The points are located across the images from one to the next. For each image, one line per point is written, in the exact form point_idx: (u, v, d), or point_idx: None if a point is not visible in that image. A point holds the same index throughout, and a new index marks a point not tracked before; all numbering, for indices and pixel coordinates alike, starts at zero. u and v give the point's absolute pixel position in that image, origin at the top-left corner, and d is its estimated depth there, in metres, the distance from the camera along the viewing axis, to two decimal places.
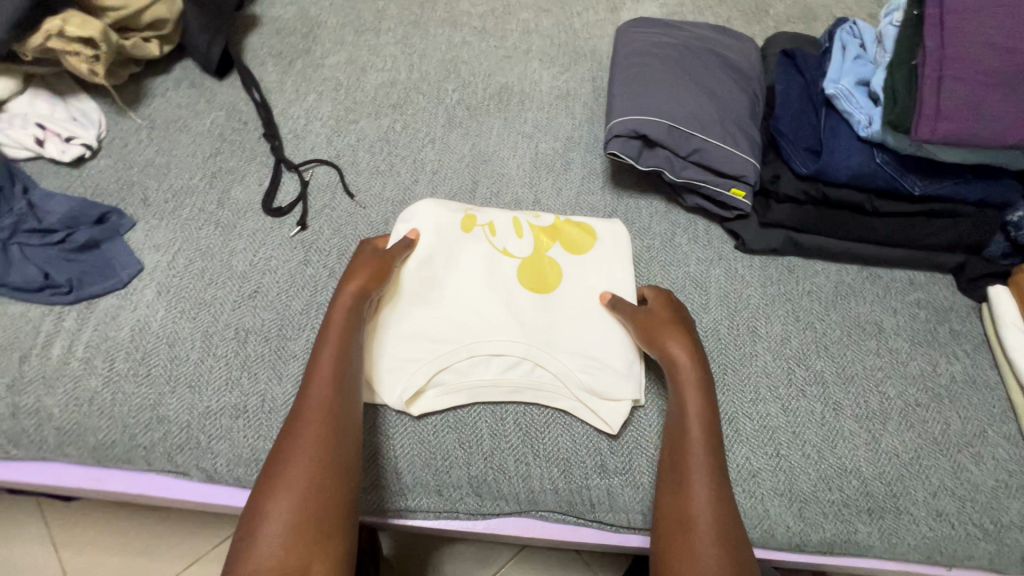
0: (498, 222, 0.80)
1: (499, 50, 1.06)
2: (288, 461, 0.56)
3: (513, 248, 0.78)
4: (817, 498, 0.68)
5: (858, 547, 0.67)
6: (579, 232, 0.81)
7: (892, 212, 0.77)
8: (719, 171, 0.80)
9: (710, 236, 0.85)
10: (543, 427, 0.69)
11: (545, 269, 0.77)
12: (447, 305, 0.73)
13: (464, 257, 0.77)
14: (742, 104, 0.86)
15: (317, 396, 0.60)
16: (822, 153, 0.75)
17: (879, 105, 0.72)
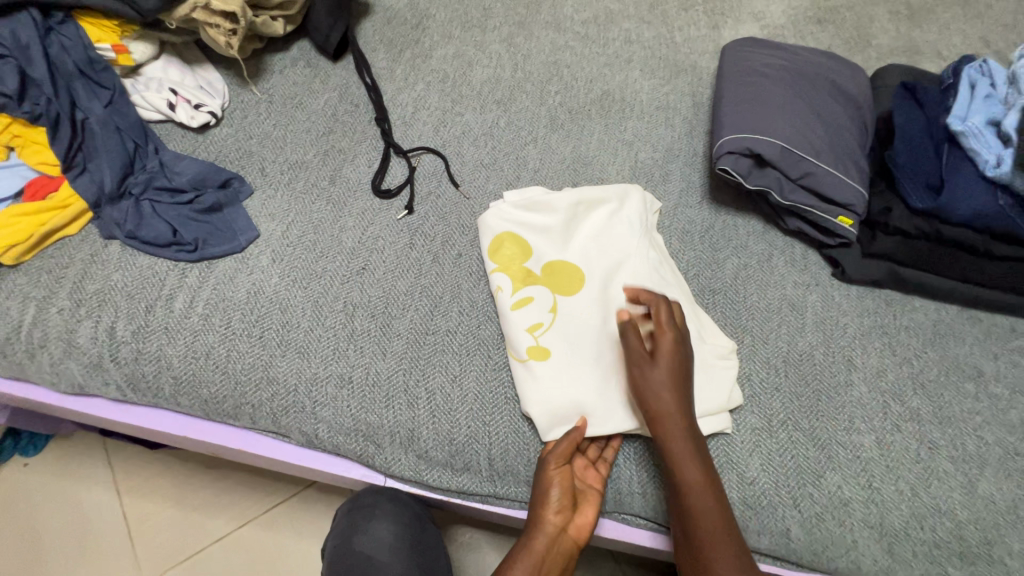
0: (519, 306, 0.74)
1: (601, 57, 1.07)
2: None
3: (559, 305, 0.74)
4: (909, 535, 0.67)
5: None
6: (520, 245, 0.79)
7: (1005, 256, 0.76)
8: (828, 197, 0.80)
9: (807, 261, 0.84)
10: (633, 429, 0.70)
11: (564, 275, 0.77)
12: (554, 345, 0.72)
13: (517, 314, 0.73)
14: (853, 133, 0.86)
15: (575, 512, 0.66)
16: (941, 189, 0.74)
17: (1010, 147, 0.71)
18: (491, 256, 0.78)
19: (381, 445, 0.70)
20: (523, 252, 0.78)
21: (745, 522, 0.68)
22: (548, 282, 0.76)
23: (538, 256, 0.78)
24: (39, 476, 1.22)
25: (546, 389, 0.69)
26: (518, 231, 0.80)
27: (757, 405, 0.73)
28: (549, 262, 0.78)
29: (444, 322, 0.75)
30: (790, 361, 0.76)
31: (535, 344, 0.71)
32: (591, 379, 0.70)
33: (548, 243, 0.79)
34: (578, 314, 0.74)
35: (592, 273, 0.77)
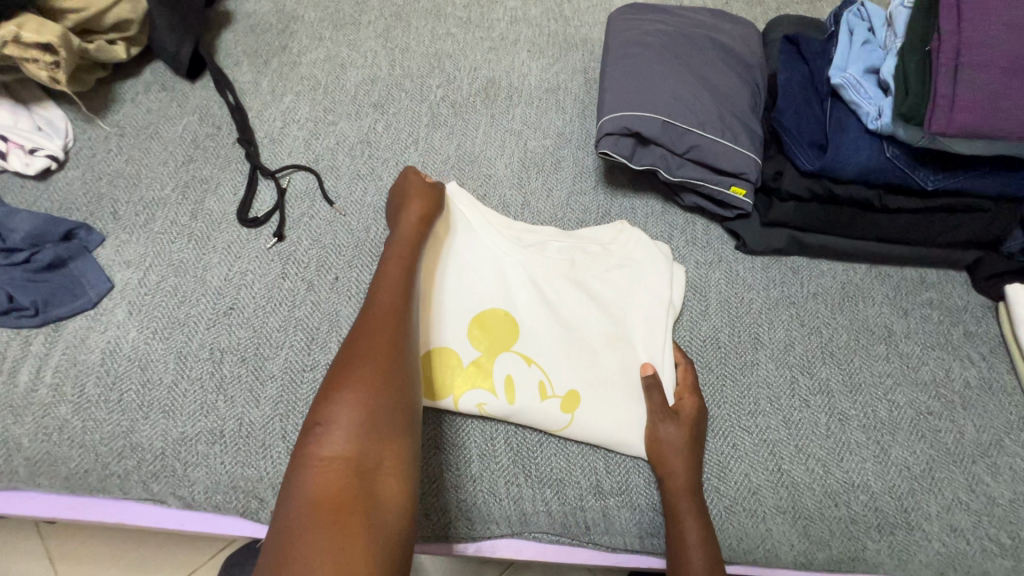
0: (514, 395, 0.65)
1: (485, 41, 1.01)
2: (349, 387, 0.52)
3: (528, 351, 0.68)
4: (823, 515, 0.65)
5: (867, 564, 0.65)
6: (430, 355, 0.66)
7: (902, 208, 0.72)
8: (718, 169, 0.75)
9: (709, 237, 0.80)
10: (535, 442, 0.66)
11: (492, 327, 0.68)
12: (566, 368, 0.67)
13: (523, 400, 0.65)
14: (742, 95, 0.81)
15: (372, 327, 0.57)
16: (827, 147, 0.70)
17: (889, 95, 0.67)
18: (434, 399, 0.65)
19: (264, 500, 0.64)
20: (447, 356, 0.66)
21: (657, 528, 0.64)
22: (495, 352, 0.67)
23: (458, 345, 0.67)
24: None
25: (608, 422, 0.65)
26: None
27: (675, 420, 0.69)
28: (470, 338, 0.68)
29: (323, 355, 0.70)
30: (695, 349, 0.72)
31: (564, 397, 0.65)
32: (612, 357, 0.68)
33: (453, 323, 0.68)
34: (545, 336, 0.68)
35: (509, 302, 0.70)
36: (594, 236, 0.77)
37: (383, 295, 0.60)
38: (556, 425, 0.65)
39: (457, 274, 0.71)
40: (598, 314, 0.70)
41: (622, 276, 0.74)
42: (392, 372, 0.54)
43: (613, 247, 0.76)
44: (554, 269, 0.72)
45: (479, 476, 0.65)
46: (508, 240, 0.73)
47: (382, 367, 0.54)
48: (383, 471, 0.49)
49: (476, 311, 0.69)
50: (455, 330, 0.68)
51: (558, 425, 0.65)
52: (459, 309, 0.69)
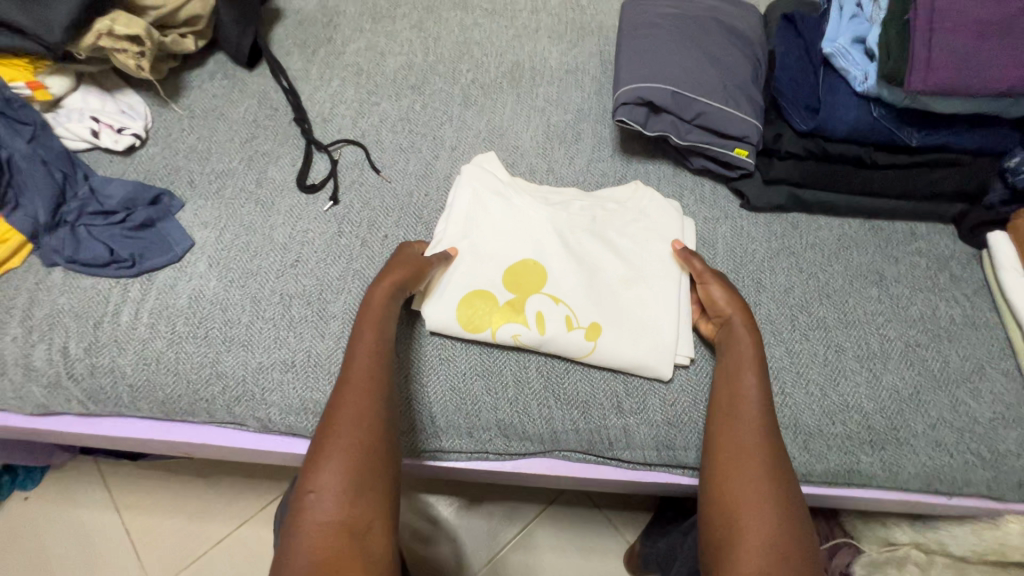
0: (545, 326, 0.74)
1: (509, 30, 1.11)
2: (335, 452, 0.61)
3: (556, 291, 0.77)
4: (821, 431, 0.73)
5: (861, 476, 0.73)
6: (470, 295, 0.76)
7: (890, 163, 0.81)
8: (723, 133, 0.84)
9: (716, 196, 0.89)
10: (562, 370, 0.75)
11: (523, 273, 0.78)
12: (590, 305, 0.76)
13: (553, 331, 0.74)
14: (744, 68, 0.90)
15: (354, 389, 0.65)
16: (819, 110, 0.79)
17: (874, 61, 0.74)
18: (475, 331, 0.75)
19: None
20: (485, 296, 0.76)
21: (672, 442, 0.73)
22: (527, 292, 0.77)
23: (495, 288, 0.77)
24: (39, 505, 1.22)
25: (627, 349, 0.74)
26: (450, 299, 0.76)
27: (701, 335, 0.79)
28: (505, 281, 0.77)
29: None
30: None
31: (588, 328, 0.74)
32: (630, 297, 0.78)
33: (489, 269, 0.78)
34: (570, 278, 0.77)
35: (537, 251, 0.79)
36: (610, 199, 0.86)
37: (356, 372, 0.67)
38: (584, 352, 0.74)
39: (492, 227, 0.81)
40: (616, 261, 0.80)
41: (637, 231, 0.83)
42: (370, 443, 0.62)
43: (628, 206, 0.85)
44: (577, 223, 0.82)
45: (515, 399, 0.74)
46: (535, 199, 0.83)
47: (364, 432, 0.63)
48: (370, 529, 0.58)
49: (509, 261, 0.79)
50: (492, 274, 0.78)
51: (584, 352, 0.74)
52: (494, 256, 0.79)
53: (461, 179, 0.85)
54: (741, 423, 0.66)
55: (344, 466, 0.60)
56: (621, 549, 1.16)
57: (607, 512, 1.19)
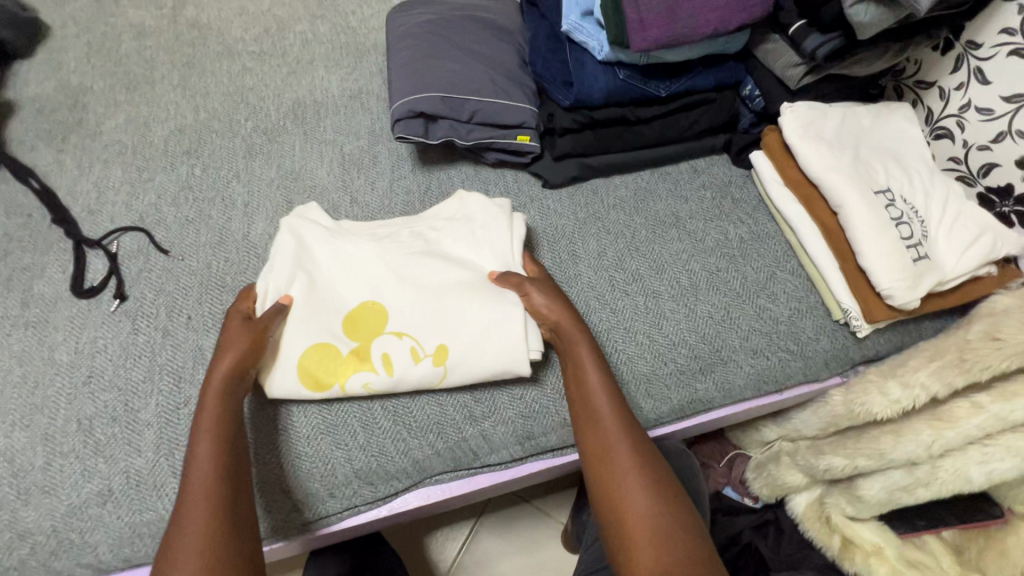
0: (392, 366, 0.72)
1: (283, 67, 1.06)
2: (184, 548, 0.53)
3: (399, 326, 0.75)
4: (657, 375, 0.78)
5: (702, 403, 0.79)
6: (312, 351, 0.72)
7: (652, 116, 0.87)
8: (502, 125, 0.87)
9: (519, 183, 0.92)
10: (412, 404, 0.74)
11: (365, 317, 0.75)
12: (438, 327, 0.74)
13: (401, 369, 0.72)
14: (509, 57, 0.93)
15: (201, 475, 0.58)
16: (573, 83, 0.83)
17: (602, 30, 0.79)
18: (321, 389, 0.71)
19: None
20: (326, 349, 0.72)
21: (530, 431, 0.75)
22: (369, 336, 0.74)
23: (336, 338, 0.73)
24: None
25: (480, 360, 0.72)
26: (285, 362, 0.71)
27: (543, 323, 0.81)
28: (344, 329, 0.74)
29: (194, 388, 0.73)
30: None
31: (433, 356, 0.72)
32: (477, 303, 0.75)
33: (322, 321, 0.74)
34: (412, 309, 0.75)
35: (374, 290, 0.77)
36: (438, 215, 0.85)
37: (200, 459, 0.59)
38: (441, 375, 0.72)
39: (319, 280, 0.77)
40: (459, 274, 0.78)
41: (472, 235, 0.81)
42: (227, 527, 0.55)
43: (460, 215, 0.83)
44: (409, 249, 0.80)
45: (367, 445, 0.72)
46: (364, 238, 0.80)
47: (221, 516, 0.56)
48: None
49: (347, 307, 0.76)
50: (330, 324, 0.74)
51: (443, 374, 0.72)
52: (330, 306, 0.76)
53: (284, 230, 0.79)
54: (597, 424, 0.66)
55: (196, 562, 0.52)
56: (556, 533, 1.18)
57: (534, 501, 1.20)
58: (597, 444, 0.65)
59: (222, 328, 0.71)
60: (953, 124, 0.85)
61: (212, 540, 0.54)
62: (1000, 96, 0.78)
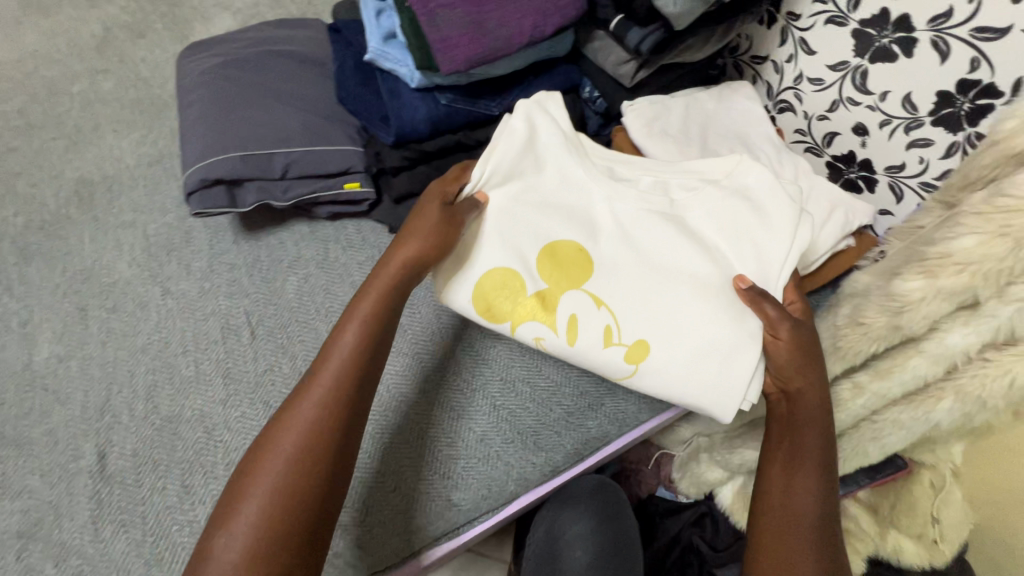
0: (574, 334, 0.67)
1: (59, 140, 0.88)
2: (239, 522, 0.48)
3: (598, 292, 0.67)
4: (544, 424, 0.71)
5: (597, 440, 0.73)
6: (496, 274, 0.67)
7: (492, 136, 0.78)
8: (323, 175, 0.76)
9: (362, 235, 0.81)
10: (405, 447, 0.67)
11: (567, 254, 0.68)
12: (632, 301, 0.67)
13: (625, 326, 0.67)
14: (321, 92, 0.80)
15: (302, 416, 0.52)
16: (390, 118, 0.72)
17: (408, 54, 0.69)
18: (496, 322, 0.67)
19: None
20: (541, 270, 0.68)
21: (413, 525, 0.65)
22: (563, 288, 0.68)
23: (527, 272, 0.67)
24: None
25: (676, 356, 0.66)
26: (471, 274, 0.66)
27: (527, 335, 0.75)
28: (541, 267, 0.68)
29: None
30: None
31: (630, 347, 0.67)
32: (669, 300, 0.67)
33: (576, 236, 0.68)
34: (637, 271, 0.68)
35: (596, 230, 0.69)
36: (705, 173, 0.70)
37: (335, 357, 0.55)
38: (591, 355, 0.67)
39: (554, 195, 0.68)
40: (695, 252, 0.67)
41: (742, 221, 0.68)
42: (284, 515, 0.48)
43: (743, 184, 0.69)
44: (652, 205, 0.69)
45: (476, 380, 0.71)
46: (601, 172, 0.69)
47: (311, 461, 0.50)
48: None
49: (552, 236, 0.68)
50: (525, 249, 0.67)
51: (591, 346, 0.67)
52: (557, 230, 0.68)
53: (520, 114, 0.68)
54: (793, 534, 0.58)
55: (252, 542, 0.47)
56: None
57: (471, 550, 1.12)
58: (778, 520, 0.59)
59: (420, 199, 0.63)
60: (792, 97, 0.83)
61: (280, 507, 0.48)
62: (826, 65, 0.76)
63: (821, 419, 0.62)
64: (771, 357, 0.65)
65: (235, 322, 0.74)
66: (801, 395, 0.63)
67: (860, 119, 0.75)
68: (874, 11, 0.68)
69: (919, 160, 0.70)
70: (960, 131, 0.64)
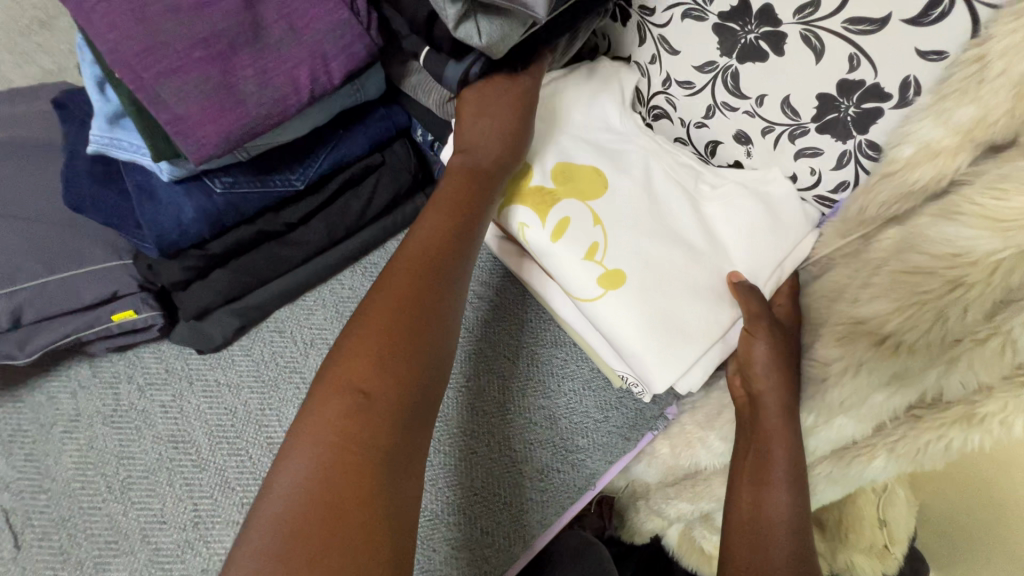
0: (560, 235, 0.58)
1: None
2: (374, 356, 0.43)
3: (607, 212, 0.59)
4: (464, 542, 0.60)
5: (529, 542, 0.63)
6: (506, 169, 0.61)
7: (306, 214, 0.62)
8: (75, 310, 0.57)
9: (164, 364, 0.62)
10: (487, 426, 0.63)
11: (582, 176, 0.61)
12: (628, 228, 0.59)
13: (607, 251, 0.57)
14: (58, 190, 0.60)
15: (415, 270, 0.48)
16: (145, 226, 0.54)
17: (141, 142, 0.51)
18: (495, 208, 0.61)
19: None
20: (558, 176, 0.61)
21: None
22: (577, 194, 0.60)
23: (542, 167, 0.61)
24: None
25: (661, 304, 0.56)
26: None
27: (541, 361, 0.66)
28: (556, 173, 0.61)
29: None
30: (204, 514, 0.56)
31: (606, 272, 0.57)
32: (664, 249, 0.58)
33: (603, 162, 0.62)
34: (640, 210, 0.60)
35: (622, 167, 0.62)
36: (737, 178, 0.63)
37: (426, 237, 0.50)
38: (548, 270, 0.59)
39: (596, 133, 0.65)
40: (698, 230, 0.60)
41: (739, 217, 0.60)
42: (389, 404, 0.42)
43: (761, 195, 0.61)
44: (679, 172, 0.62)
45: (436, 439, 0.61)
46: (630, 130, 0.66)
47: (401, 363, 0.43)
48: (396, 490, 0.41)
49: (577, 157, 0.62)
50: (550, 154, 0.62)
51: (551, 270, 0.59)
52: (596, 150, 0.63)
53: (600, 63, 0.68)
54: (764, 553, 0.52)
55: (321, 450, 0.40)
56: None
57: None
58: (751, 530, 0.53)
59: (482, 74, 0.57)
60: (665, 102, 0.69)
61: (395, 395, 0.42)
62: (693, 66, 0.62)
63: (778, 424, 0.53)
64: (751, 360, 0.55)
65: None
66: (765, 398, 0.53)
67: (741, 126, 0.62)
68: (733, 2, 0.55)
69: (811, 172, 0.59)
70: (850, 138, 0.54)
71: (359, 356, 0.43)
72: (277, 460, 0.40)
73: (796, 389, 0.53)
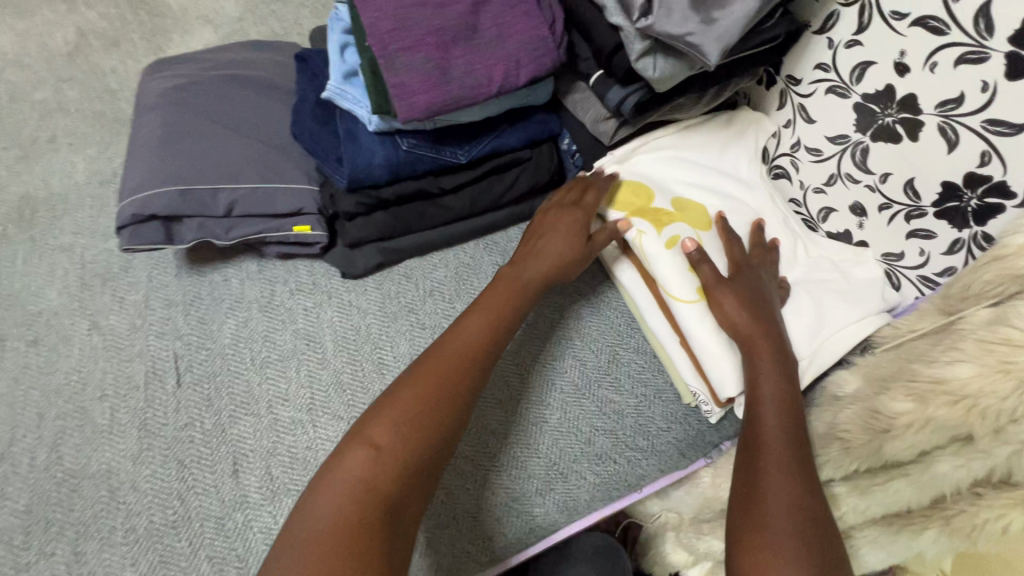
0: (670, 244, 0.67)
1: (12, 150, 0.83)
2: (412, 405, 0.52)
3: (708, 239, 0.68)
4: (493, 502, 0.65)
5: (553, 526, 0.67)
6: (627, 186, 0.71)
7: (458, 185, 0.73)
8: (271, 215, 0.71)
9: (312, 278, 0.75)
10: (547, 407, 0.69)
11: (694, 209, 0.71)
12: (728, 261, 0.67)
13: None
14: (285, 125, 0.76)
15: (473, 331, 0.58)
16: (344, 160, 0.67)
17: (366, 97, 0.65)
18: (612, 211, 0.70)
19: None
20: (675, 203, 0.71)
21: None
22: (684, 219, 0.69)
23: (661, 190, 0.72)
24: None
25: None
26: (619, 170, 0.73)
27: (618, 364, 0.73)
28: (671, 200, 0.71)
29: None
30: (318, 402, 0.67)
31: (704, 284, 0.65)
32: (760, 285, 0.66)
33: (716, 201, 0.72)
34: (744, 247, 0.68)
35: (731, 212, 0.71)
36: (833, 252, 0.70)
37: (487, 306, 0.60)
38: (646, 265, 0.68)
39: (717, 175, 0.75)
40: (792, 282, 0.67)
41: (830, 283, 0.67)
42: (394, 466, 0.49)
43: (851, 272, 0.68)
44: (783, 229, 0.71)
45: (516, 401, 0.69)
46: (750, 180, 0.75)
47: (442, 413, 0.52)
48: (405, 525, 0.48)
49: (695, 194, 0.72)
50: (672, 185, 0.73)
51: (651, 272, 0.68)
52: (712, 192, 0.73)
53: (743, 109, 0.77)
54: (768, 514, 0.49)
55: (361, 471, 0.48)
56: None
57: None
58: (750, 519, 0.50)
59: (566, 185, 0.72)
60: (788, 163, 0.75)
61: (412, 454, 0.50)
62: (825, 136, 0.69)
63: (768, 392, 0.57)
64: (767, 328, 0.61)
65: (160, 366, 0.68)
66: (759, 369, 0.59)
67: (858, 198, 0.68)
68: (879, 86, 0.61)
69: (919, 253, 0.63)
70: (966, 228, 0.58)
71: (404, 397, 0.52)
72: (330, 471, 0.48)
73: (782, 364, 0.59)
